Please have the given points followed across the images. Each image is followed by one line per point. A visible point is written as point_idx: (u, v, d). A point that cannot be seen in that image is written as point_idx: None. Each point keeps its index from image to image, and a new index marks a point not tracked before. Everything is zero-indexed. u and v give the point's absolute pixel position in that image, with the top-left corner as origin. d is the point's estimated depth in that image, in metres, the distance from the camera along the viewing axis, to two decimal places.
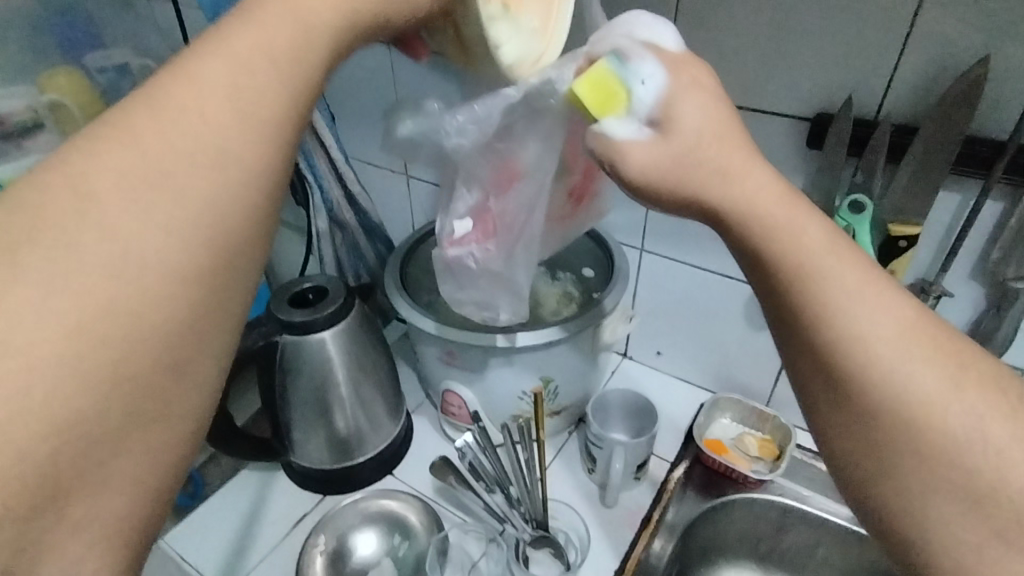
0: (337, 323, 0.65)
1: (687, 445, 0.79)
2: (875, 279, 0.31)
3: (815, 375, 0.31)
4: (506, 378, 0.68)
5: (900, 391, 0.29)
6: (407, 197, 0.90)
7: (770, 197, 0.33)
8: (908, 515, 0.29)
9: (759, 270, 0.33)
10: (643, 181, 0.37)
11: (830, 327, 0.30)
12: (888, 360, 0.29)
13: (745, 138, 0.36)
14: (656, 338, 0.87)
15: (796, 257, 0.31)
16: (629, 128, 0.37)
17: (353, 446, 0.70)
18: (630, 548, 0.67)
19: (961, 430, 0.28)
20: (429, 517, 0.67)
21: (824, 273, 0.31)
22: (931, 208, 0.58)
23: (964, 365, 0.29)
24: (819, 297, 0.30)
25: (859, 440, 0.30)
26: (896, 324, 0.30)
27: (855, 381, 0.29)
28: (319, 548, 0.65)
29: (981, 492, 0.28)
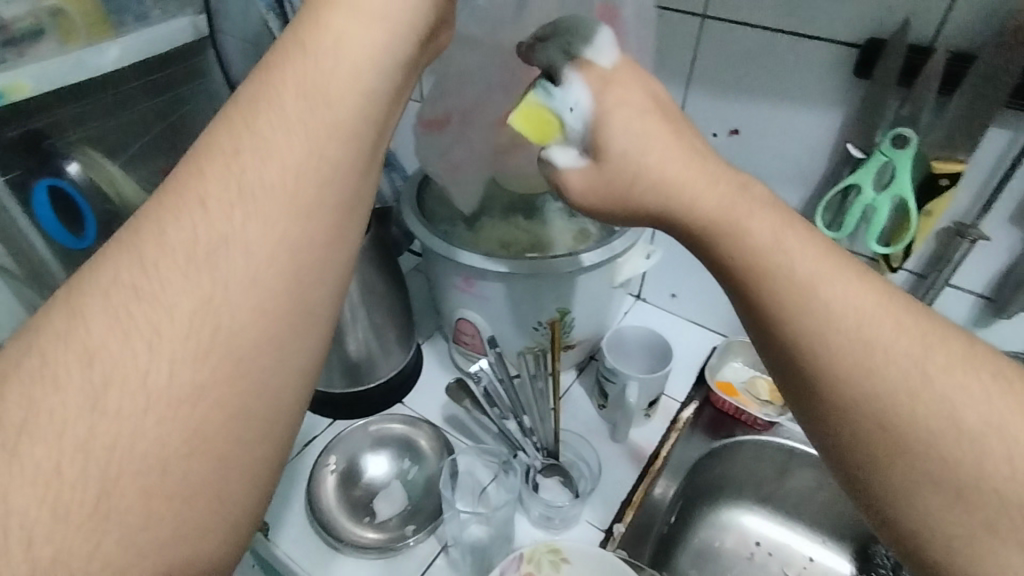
0: (351, 245, 0.63)
1: (699, 385, 0.79)
2: (833, 270, 0.31)
3: (789, 374, 0.32)
4: (521, 309, 0.67)
5: (869, 381, 0.29)
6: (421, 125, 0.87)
7: (717, 201, 0.34)
8: (897, 505, 0.29)
9: (722, 272, 0.34)
10: (590, 204, 0.40)
11: (792, 325, 0.31)
12: (848, 351, 0.29)
13: (691, 142, 0.37)
14: (671, 280, 0.85)
15: (748, 258, 0.32)
16: (570, 155, 0.41)
17: (364, 370, 0.69)
18: (635, 485, 0.66)
19: (934, 414, 0.28)
20: (440, 442, 0.67)
21: (777, 272, 0.31)
22: (977, 147, 0.55)
23: (931, 346, 0.29)
24: (780, 296, 0.31)
25: (838, 433, 0.30)
26: (856, 314, 0.30)
27: (824, 377, 0.30)
28: (330, 467, 0.65)
29: (961, 479, 0.27)
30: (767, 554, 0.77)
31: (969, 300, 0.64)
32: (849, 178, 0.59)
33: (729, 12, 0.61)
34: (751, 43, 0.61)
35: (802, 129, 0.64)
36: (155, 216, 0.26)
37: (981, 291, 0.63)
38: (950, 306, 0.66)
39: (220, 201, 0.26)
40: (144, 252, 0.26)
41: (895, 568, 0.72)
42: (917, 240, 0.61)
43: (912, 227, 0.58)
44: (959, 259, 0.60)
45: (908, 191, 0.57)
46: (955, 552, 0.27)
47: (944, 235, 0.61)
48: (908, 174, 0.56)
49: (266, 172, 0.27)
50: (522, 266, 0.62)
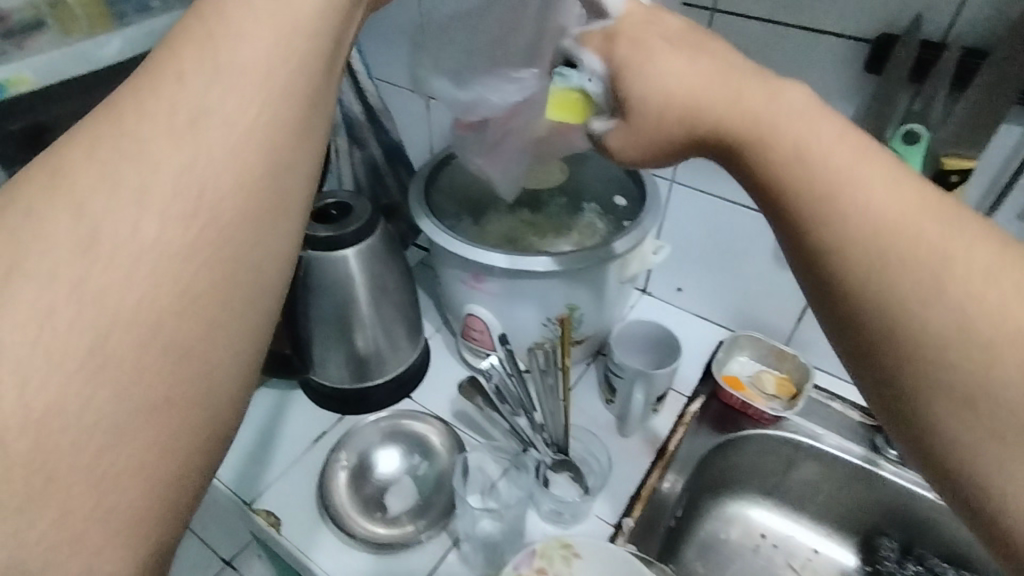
0: (361, 241, 0.63)
1: (705, 379, 0.79)
2: (864, 162, 0.28)
3: (812, 277, 0.29)
4: (531, 306, 0.67)
5: (888, 273, 0.26)
6: (427, 118, 0.86)
7: (742, 105, 0.32)
8: (917, 410, 0.26)
9: (750, 180, 0.32)
10: (629, 156, 0.40)
11: (810, 217, 0.28)
12: (876, 248, 0.27)
13: (725, 57, 0.35)
14: (678, 275, 0.85)
15: (773, 156, 0.30)
16: (604, 121, 0.42)
17: (373, 366, 0.70)
18: (644, 478, 0.67)
19: (959, 311, 0.25)
20: (451, 438, 0.68)
21: (800, 165, 0.29)
22: (988, 143, 0.55)
23: (970, 244, 0.26)
24: (801, 191, 0.29)
25: (857, 336, 0.28)
26: (884, 210, 0.27)
27: (842, 271, 0.27)
28: (341, 463, 0.66)
29: (981, 379, 0.24)
30: (772, 547, 0.78)
31: None
32: None
33: (739, 7, 0.61)
34: (761, 38, 0.61)
35: None
36: (124, 107, 0.25)
37: None
38: None
39: (198, 74, 0.25)
40: (109, 133, 0.24)
41: (901, 560, 0.72)
42: None
43: None
44: None
45: None
46: (976, 465, 0.25)
47: None
48: (919, 169, 0.56)
49: (247, 51, 0.26)
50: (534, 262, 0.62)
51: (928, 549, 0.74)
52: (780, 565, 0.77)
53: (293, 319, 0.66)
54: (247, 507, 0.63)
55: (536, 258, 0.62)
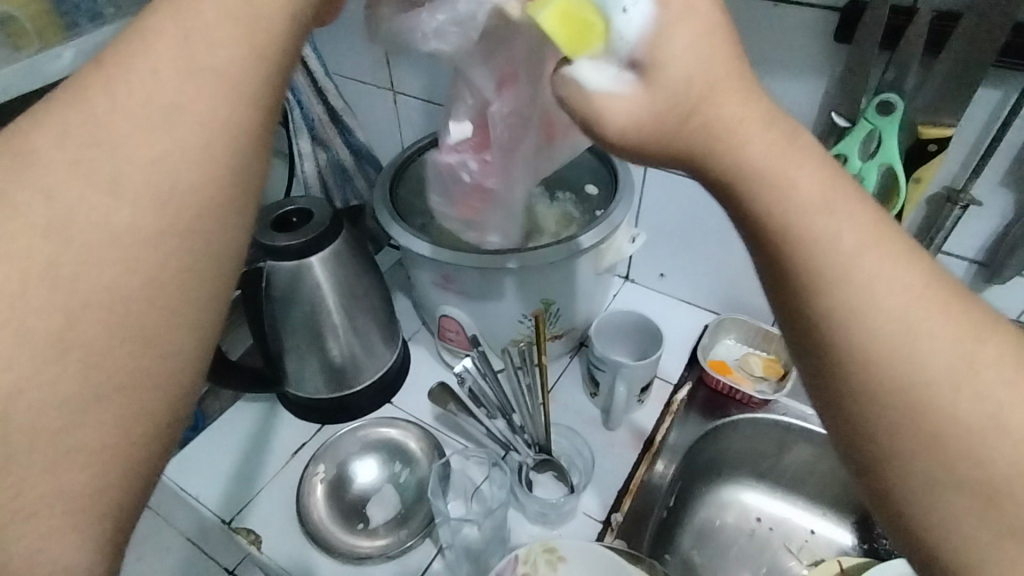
0: (324, 246, 0.61)
1: (691, 366, 0.78)
2: (889, 247, 0.25)
3: (820, 358, 0.26)
4: (505, 304, 0.65)
5: (915, 384, 0.24)
6: (395, 114, 0.83)
7: (767, 149, 0.26)
8: (916, 517, 0.25)
9: (749, 234, 0.27)
10: (619, 140, 0.29)
11: (834, 306, 0.25)
12: (897, 339, 0.24)
13: (743, 66, 0.28)
14: (660, 260, 0.83)
15: (789, 215, 0.26)
16: (609, 74, 0.28)
17: (349, 374, 0.68)
18: (631, 472, 0.65)
19: (986, 427, 0.23)
20: (430, 444, 0.66)
21: (826, 242, 0.25)
22: (966, 109, 0.53)
23: (989, 345, 0.24)
24: (823, 275, 0.25)
25: (868, 441, 0.25)
26: (900, 294, 0.24)
27: (866, 374, 0.24)
28: (319, 476, 0.64)
29: (1005, 495, 0.23)
30: (768, 530, 0.77)
31: (962, 266, 0.62)
32: (835, 148, 0.57)
33: None
34: (727, 12, 0.58)
35: (784, 99, 0.61)
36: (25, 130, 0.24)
37: (973, 256, 0.61)
38: None
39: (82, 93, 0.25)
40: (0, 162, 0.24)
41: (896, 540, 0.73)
42: (908, 207, 0.59)
43: (901, 196, 0.56)
44: (951, 226, 0.58)
45: (896, 158, 0.55)
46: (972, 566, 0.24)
47: (936, 201, 0.59)
48: (895, 140, 0.54)
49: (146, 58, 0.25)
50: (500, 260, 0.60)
51: None
52: (777, 548, 0.76)
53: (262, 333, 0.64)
54: (227, 525, 0.62)
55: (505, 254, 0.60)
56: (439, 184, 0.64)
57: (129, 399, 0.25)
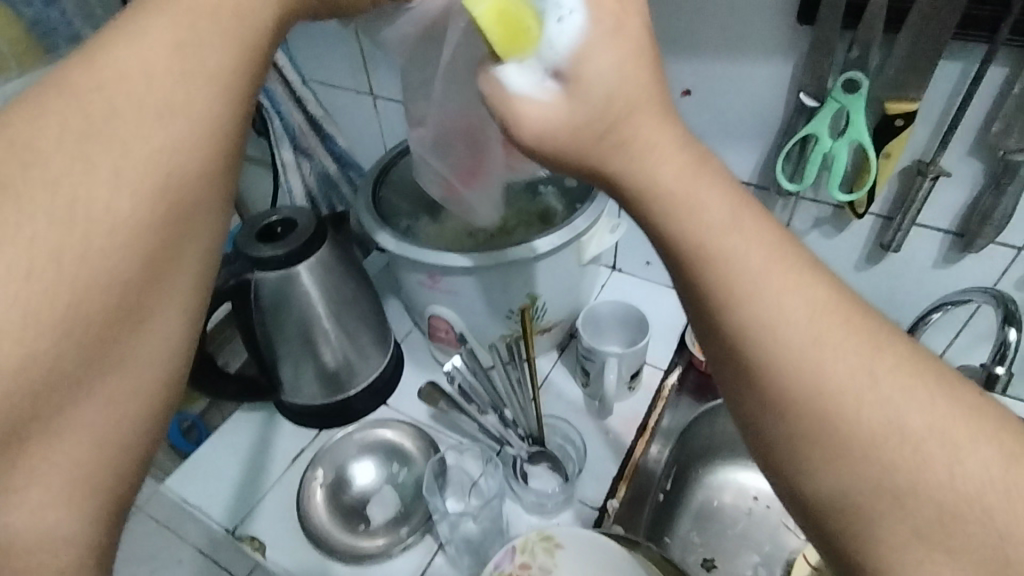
0: (311, 253, 0.62)
1: (681, 351, 0.78)
2: (786, 261, 0.29)
3: (730, 364, 0.29)
4: (491, 300, 0.66)
5: (814, 382, 0.27)
6: (375, 118, 0.84)
7: (677, 176, 0.30)
8: (823, 503, 0.28)
9: (666, 254, 0.31)
10: (540, 146, 0.32)
11: (739, 311, 0.28)
12: (798, 347, 0.28)
13: (663, 99, 0.32)
14: (645, 248, 0.84)
15: (701, 237, 0.29)
16: (531, 77, 0.32)
17: (344, 379, 0.69)
18: (630, 452, 0.67)
19: (877, 421, 0.27)
20: (426, 441, 0.68)
21: (731, 255, 0.29)
22: (930, 82, 0.54)
23: (879, 349, 0.28)
24: (728, 284, 0.29)
25: (774, 436, 0.28)
26: (804, 308, 0.28)
27: (768, 372, 0.28)
28: (318, 480, 0.65)
29: (900, 483, 0.26)
30: (766, 507, 0.78)
31: (937, 237, 0.64)
32: (805, 129, 0.58)
33: None
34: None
35: (753, 82, 0.62)
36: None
37: (949, 226, 0.62)
38: (922, 244, 0.65)
39: None
40: None
41: None
42: (879, 183, 0.60)
43: (872, 172, 0.57)
44: (923, 198, 0.59)
45: (865, 135, 0.55)
46: (878, 555, 0.27)
47: (907, 175, 0.60)
48: (863, 118, 0.55)
49: None
50: (485, 257, 0.61)
51: None
52: (776, 524, 0.77)
53: (254, 343, 0.65)
54: (231, 534, 0.63)
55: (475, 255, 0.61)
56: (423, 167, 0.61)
57: (116, 411, 0.27)
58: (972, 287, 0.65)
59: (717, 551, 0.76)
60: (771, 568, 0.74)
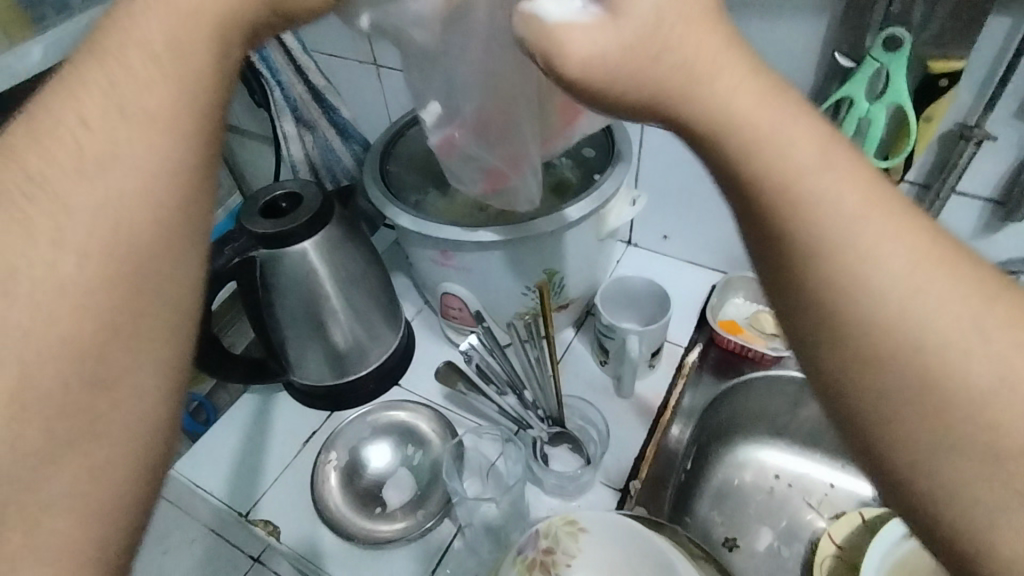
0: (319, 229, 0.59)
1: (701, 327, 0.76)
2: (872, 195, 0.26)
3: (812, 317, 0.26)
4: (508, 275, 0.63)
5: (887, 315, 0.24)
6: (380, 88, 0.80)
7: (759, 111, 0.27)
8: (915, 471, 0.24)
9: (743, 201, 0.28)
10: (584, 80, 0.29)
11: (808, 239, 0.26)
12: (891, 292, 0.25)
13: (723, 30, 0.29)
14: (663, 222, 0.81)
15: (787, 175, 0.26)
16: (568, 8, 0.30)
17: (353, 359, 0.67)
18: (648, 439, 0.64)
19: (987, 375, 0.23)
20: (442, 424, 0.66)
21: (803, 182, 0.26)
22: (978, 38, 0.51)
23: (986, 298, 0.24)
24: (797, 208, 0.26)
25: (858, 396, 0.25)
26: (905, 254, 0.25)
27: (834, 303, 0.25)
28: (333, 463, 0.64)
29: (1007, 441, 0.23)
30: (788, 486, 0.77)
31: (976, 206, 0.60)
32: (840, 90, 0.54)
33: None
34: None
35: (783, 44, 0.59)
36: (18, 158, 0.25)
37: (989, 195, 0.59)
38: (958, 215, 0.62)
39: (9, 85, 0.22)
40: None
41: None
42: (919, 147, 0.57)
43: (912, 137, 0.54)
44: (966, 164, 0.56)
45: (905, 96, 0.52)
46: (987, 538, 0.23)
47: (946, 140, 0.57)
48: (904, 78, 0.52)
49: None
50: (503, 232, 0.58)
51: None
52: (798, 503, 0.76)
53: (262, 325, 0.63)
54: (244, 518, 0.62)
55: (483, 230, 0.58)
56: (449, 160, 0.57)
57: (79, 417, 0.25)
58: (1012, 259, 0.62)
59: (738, 530, 0.74)
60: (791, 546, 0.73)
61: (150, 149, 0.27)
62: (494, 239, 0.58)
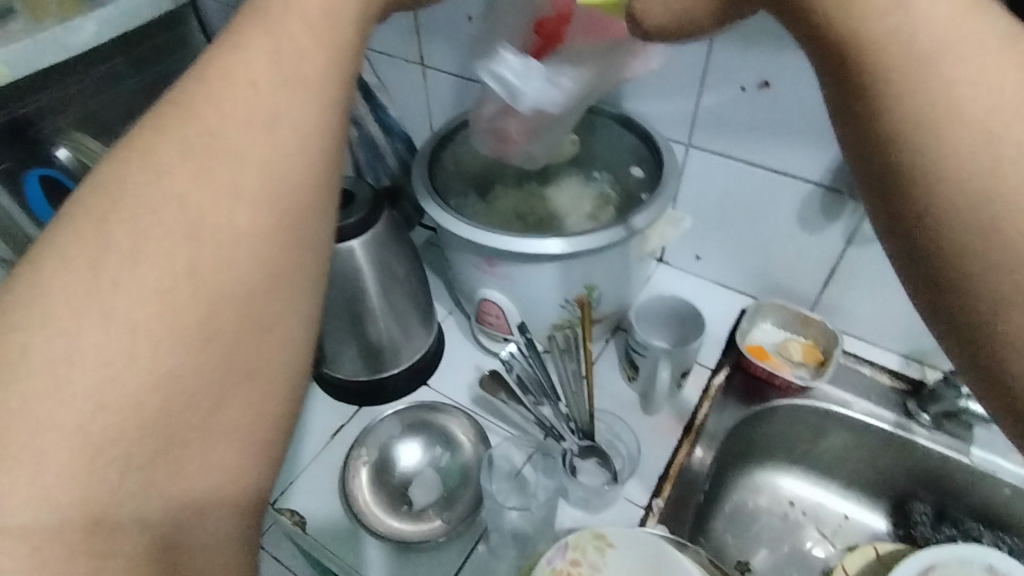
0: (368, 228, 0.60)
1: (728, 350, 0.77)
2: (971, 23, 0.24)
3: (882, 159, 0.25)
4: (551, 287, 0.63)
5: (978, 167, 0.23)
6: (425, 90, 0.81)
7: None
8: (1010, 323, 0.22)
9: (817, 42, 0.27)
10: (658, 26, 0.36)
11: (903, 93, 0.24)
12: (975, 122, 0.23)
13: None
14: (695, 242, 0.82)
15: (862, 1, 0.25)
16: None
17: (387, 357, 0.67)
18: (672, 455, 0.65)
19: None
20: (477, 431, 0.66)
21: (871, 1, 0.25)
22: None
23: None
24: (895, 58, 0.24)
25: (941, 235, 0.23)
26: (997, 82, 0.23)
27: (920, 159, 0.24)
28: (363, 459, 0.64)
29: None
30: (801, 513, 0.77)
31: None
32: None
33: None
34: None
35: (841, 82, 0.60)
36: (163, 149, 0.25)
37: None
38: None
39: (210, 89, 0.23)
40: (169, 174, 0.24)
41: (935, 524, 0.71)
42: None
43: None
44: None
45: None
46: None
47: None
48: None
49: None
50: (562, 244, 0.58)
51: (963, 511, 0.72)
52: (809, 531, 0.76)
53: None
54: (271, 507, 0.62)
55: (546, 239, 0.58)
56: (486, 130, 0.66)
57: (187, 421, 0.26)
58: None
59: (750, 554, 0.75)
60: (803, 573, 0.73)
61: (257, 170, 0.29)
62: (560, 251, 0.58)
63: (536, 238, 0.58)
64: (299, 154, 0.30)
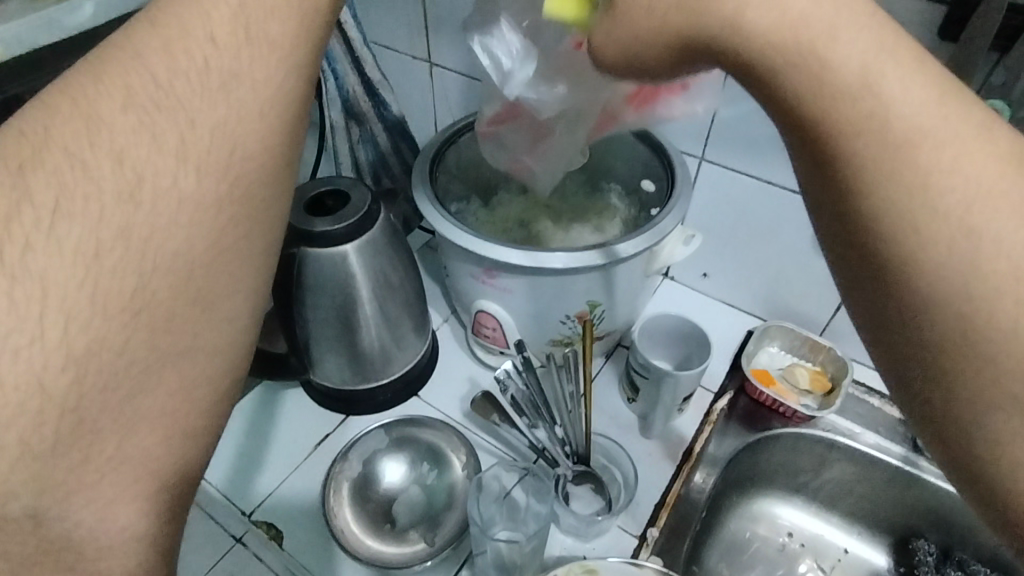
0: (362, 233, 0.57)
1: (733, 373, 0.74)
2: (939, 123, 0.23)
3: (854, 262, 0.25)
4: (552, 303, 0.60)
5: (967, 283, 0.22)
6: (431, 88, 0.78)
7: (773, 25, 0.25)
8: (960, 427, 0.23)
9: (789, 125, 0.26)
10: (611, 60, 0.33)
11: (888, 201, 0.23)
12: (933, 235, 0.22)
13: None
14: (703, 259, 0.80)
15: (836, 98, 0.24)
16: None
17: (376, 367, 0.64)
18: (668, 485, 0.62)
19: None
20: (470, 454, 0.63)
21: (837, 100, 0.24)
22: None
23: None
24: (879, 162, 0.23)
25: (914, 347, 0.24)
26: (960, 191, 0.22)
27: (907, 271, 0.23)
28: (346, 474, 0.62)
29: None
30: (800, 546, 0.74)
31: None
32: None
33: None
34: None
35: None
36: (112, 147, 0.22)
37: None
38: None
39: None
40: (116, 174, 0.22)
41: (939, 565, 0.68)
42: None
43: None
44: None
45: None
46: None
47: None
48: None
49: None
50: (524, 257, 0.55)
51: (968, 553, 0.69)
52: (806, 563, 0.74)
53: (288, 320, 0.60)
54: (245, 517, 0.60)
55: (515, 253, 0.56)
56: (494, 141, 0.62)
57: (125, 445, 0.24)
58: None
59: None
60: None
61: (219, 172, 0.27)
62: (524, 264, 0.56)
63: (510, 256, 0.56)
64: (264, 154, 0.28)
